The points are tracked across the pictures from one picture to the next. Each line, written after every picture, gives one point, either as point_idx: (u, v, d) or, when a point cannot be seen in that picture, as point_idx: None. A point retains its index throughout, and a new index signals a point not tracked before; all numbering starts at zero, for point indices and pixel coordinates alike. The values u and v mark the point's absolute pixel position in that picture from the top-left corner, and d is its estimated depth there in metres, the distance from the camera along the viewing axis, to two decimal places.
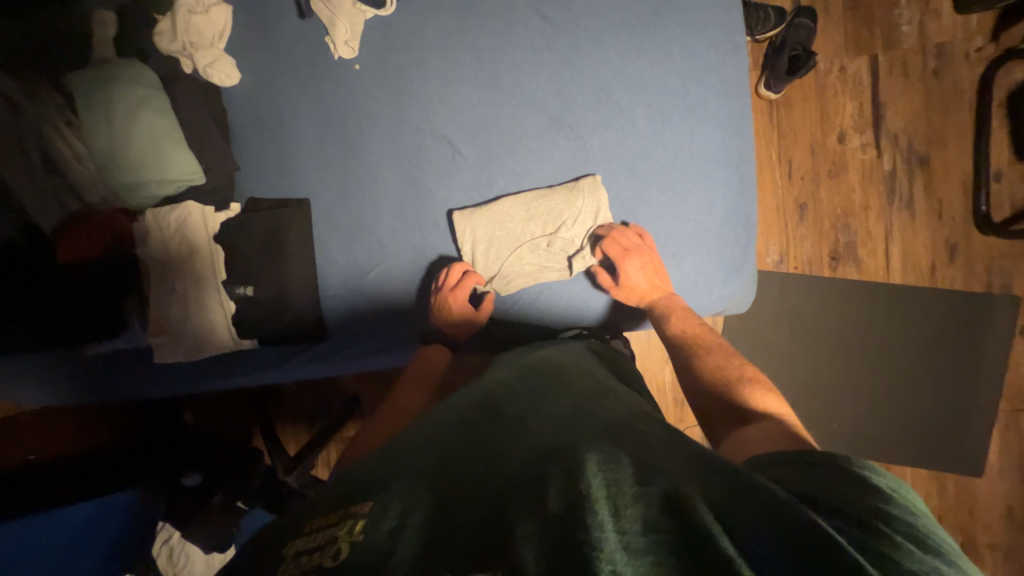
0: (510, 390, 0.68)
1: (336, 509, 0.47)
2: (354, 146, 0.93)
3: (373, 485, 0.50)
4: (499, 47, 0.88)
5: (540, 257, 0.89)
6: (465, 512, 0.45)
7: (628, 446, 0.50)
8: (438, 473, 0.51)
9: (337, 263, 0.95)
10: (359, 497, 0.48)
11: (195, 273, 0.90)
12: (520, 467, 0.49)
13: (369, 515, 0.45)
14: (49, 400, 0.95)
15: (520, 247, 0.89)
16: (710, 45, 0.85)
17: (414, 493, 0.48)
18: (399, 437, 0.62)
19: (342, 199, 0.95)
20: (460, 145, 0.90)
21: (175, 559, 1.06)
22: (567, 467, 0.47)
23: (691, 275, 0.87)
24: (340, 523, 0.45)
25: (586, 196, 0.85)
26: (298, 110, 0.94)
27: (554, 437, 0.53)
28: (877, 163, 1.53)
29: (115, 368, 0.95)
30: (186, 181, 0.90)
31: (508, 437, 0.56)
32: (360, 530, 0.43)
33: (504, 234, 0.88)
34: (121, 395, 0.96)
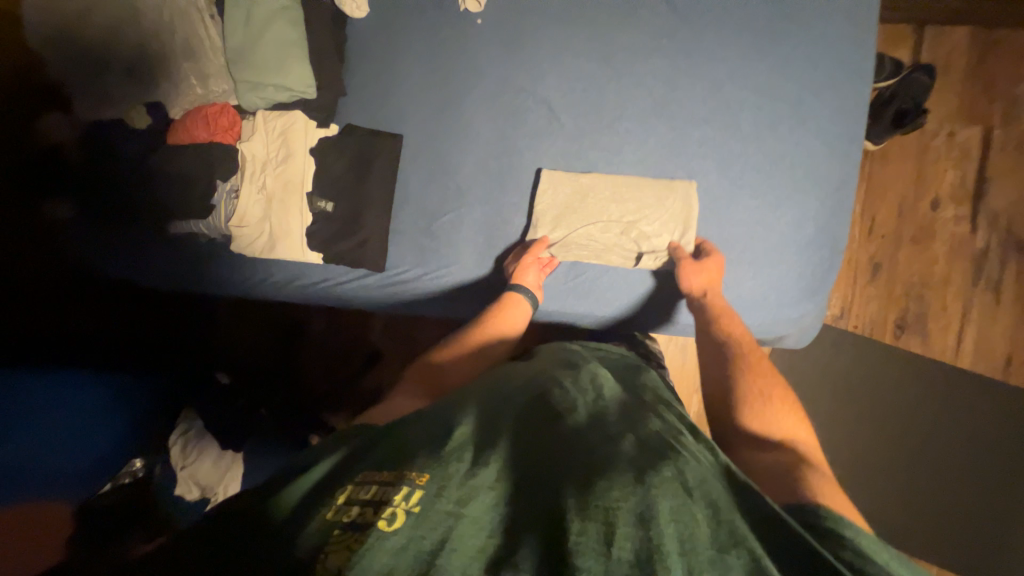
0: (568, 394, 0.70)
1: (391, 471, 0.51)
2: (457, 94, 0.96)
3: (430, 458, 0.53)
4: (621, 27, 0.89)
5: (609, 241, 0.90)
6: (517, 516, 0.49)
7: (697, 497, 0.51)
8: (495, 464, 0.54)
9: (415, 201, 0.98)
10: (413, 466, 0.52)
11: (286, 177, 0.94)
12: (582, 483, 0.51)
13: (424, 490, 0.49)
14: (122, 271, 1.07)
15: (594, 224, 0.90)
16: (834, 64, 0.84)
17: (469, 481, 0.51)
18: (449, 410, 0.65)
19: (433, 142, 0.97)
20: (559, 113, 0.92)
21: (188, 451, 1.02)
22: (635, 505, 0.48)
23: (763, 288, 0.85)
24: (392, 486, 0.49)
25: (677, 196, 0.86)
26: (414, 50, 0.97)
27: (616, 462, 0.55)
28: (968, 238, 1.45)
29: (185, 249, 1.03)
30: (297, 93, 0.95)
31: (567, 448, 0.58)
32: (414, 500, 0.47)
33: (583, 208, 0.90)
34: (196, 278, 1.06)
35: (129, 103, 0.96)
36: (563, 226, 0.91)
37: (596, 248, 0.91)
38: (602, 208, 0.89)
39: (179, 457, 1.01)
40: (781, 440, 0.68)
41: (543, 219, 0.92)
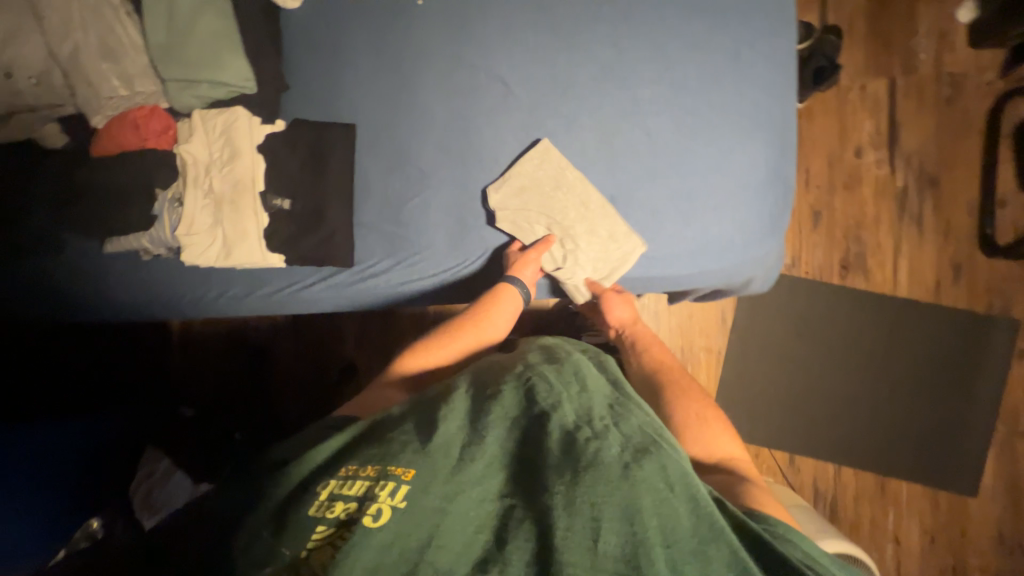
0: (555, 377, 0.71)
1: (377, 468, 0.53)
2: (407, 77, 0.94)
3: (418, 454, 0.54)
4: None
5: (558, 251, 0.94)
6: (500, 507, 0.54)
7: (677, 492, 0.57)
8: (482, 455, 0.56)
9: (377, 190, 0.95)
10: (396, 460, 0.54)
11: (234, 177, 0.88)
12: (569, 473, 0.55)
13: (410, 485, 0.51)
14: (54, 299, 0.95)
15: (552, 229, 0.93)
16: (762, 18, 0.90)
17: (457, 479, 0.54)
18: (438, 399, 0.65)
19: (388, 128, 0.95)
20: (513, 86, 0.92)
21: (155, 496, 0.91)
22: (619, 504, 0.53)
23: (729, 232, 0.89)
24: (376, 484, 0.51)
25: (623, 244, 0.89)
26: (356, 37, 0.95)
27: (604, 451, 0.58)
28: (890, 179, 1.60)
29: (129, 267, 0.95)
30: (237, 88, 0.90)
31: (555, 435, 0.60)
32: (400, 498, 0.50)
33: (553, 193, 0.90)
34: (143, 300, 0.97)
35: (43, 113, 0.87)
36: (533, 198, 0.91)
37: (572, 220, 0.91)
38: (575, 190, 0.90)
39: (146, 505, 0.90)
40: (721, 460, 0.78)
41: (514, 196, 0.91)
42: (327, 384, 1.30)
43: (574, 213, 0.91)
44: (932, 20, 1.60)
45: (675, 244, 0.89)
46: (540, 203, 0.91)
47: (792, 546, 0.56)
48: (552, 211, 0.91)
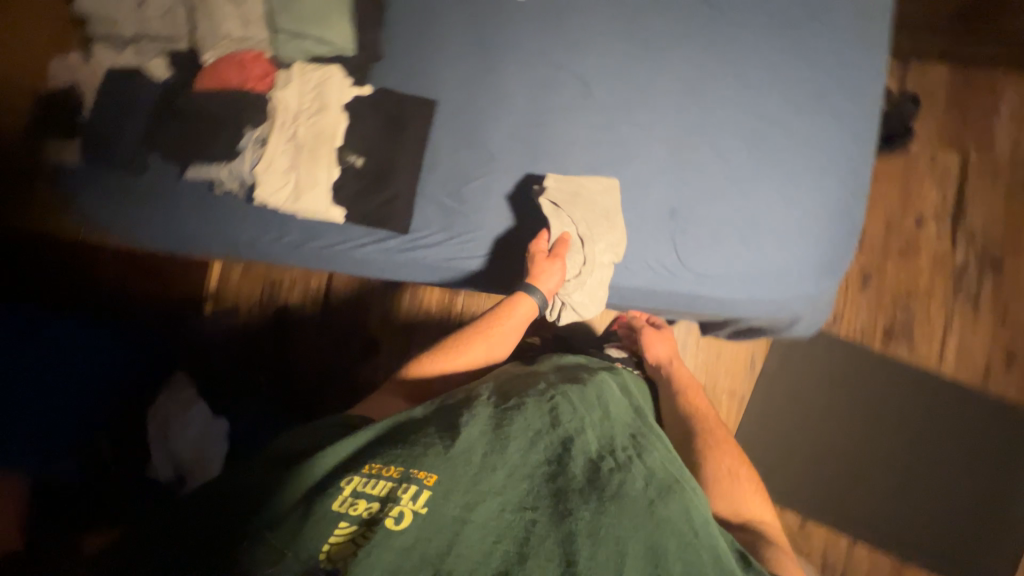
0: (580, 398, 0.70)
1: (400, 469, 0.53)
2: (494, 66, 0.99)
3: (441, 461, 0.54)
4: (656, 14, 0.94)
5: (578, 265, 0.89)
6: (523, 519, 0.52)
7: (699, 536, 0.58)
8: (504, 467, 0.56)
9: (445, 165, 0.97)
10: (417, 464, 0.54)
11: (317, 128, 0.92)
12: (593, 501, 0.55)
13: (433, 490, 0.51)
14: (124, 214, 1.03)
15: (580, 242, 0.88)
16: (849, 64, 0.91)
17: (480, 488, 0.53)
18: (458, 406, 0.64)
19: (467, 109, 0.99)
20: (593, 89, 0.95)
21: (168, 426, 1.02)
22: (645, 540, 0.54)
23: (786, 261, 0.87)
24: (399, 486, 0.51)
25: (598, 298, 0.90)
26: (453, 22, 1.00)
27: (628, 486, 0.58)
28: (949, 253, 1.55)
29: (203, 197, 1.00)
30: (338, 49, 0.97)
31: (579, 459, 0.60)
32: (422, 505, 0.50)
33: (598, 217, 0.87)
34: (210, 229, 1.03)
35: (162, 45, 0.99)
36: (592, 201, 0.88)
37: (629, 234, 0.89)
38: (619, 231, 0.88)
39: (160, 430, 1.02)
40: (749, 517, 0.77)
41: (566, 195, 0.89)
42: (350, 353, 1.31)
43: (604, 246, 0.88)
44: (1014, 103, 1.58)
45: (730, 265, 0.87)
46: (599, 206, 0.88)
47: None
48: (592, 232, 0.87)
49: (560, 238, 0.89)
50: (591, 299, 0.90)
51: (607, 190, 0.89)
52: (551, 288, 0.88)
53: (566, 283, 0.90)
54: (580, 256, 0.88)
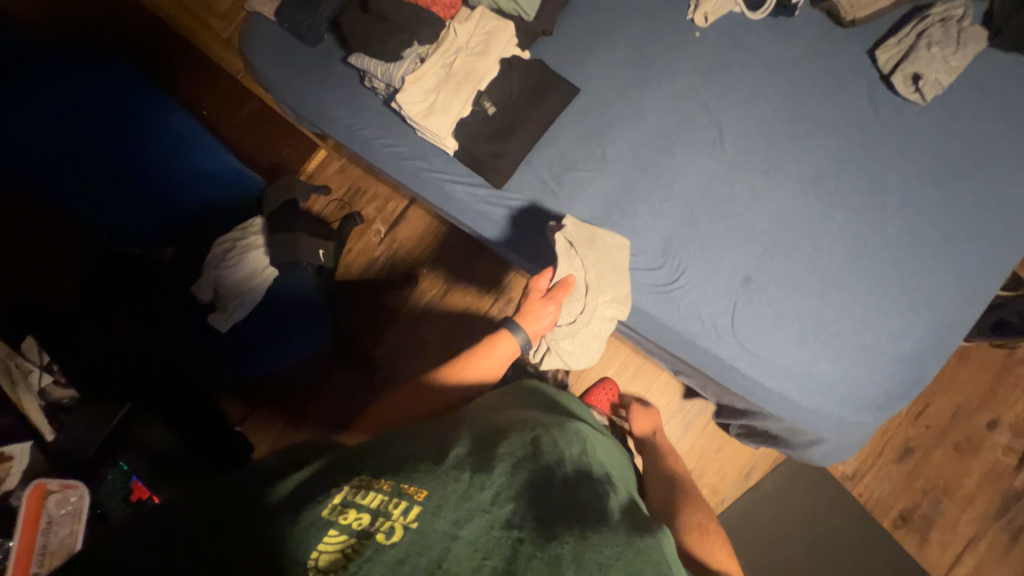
0: (557, 424, 0.65)
1: (386, 478, 0.46)
2: (644, 82, 1.02)
3: (426, 472, 0.47)
4: (818, 99, 0.94)
5: (572, 316, 0.92)
6: (508, 537, 0.43)
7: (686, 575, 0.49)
8: (491, 487, 0.46)
9: (559, 147, 1.03)
10: (400, 474, 0.47)
11: (471, 67, 0.99)
12: (577, 528, 0.46)
13: (422, 506, 0.43)
14: (287, 79, 1.26)
15: (581, 296, 0.91)
16: (993, 226, 0.87)
17: (468, 503, 0.44)
18: (440, 434, 0.57)
19: (602, 109, 1.03)
20: (728, 139, 0.96)
21: (228, 256, 1.01)
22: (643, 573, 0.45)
23: (836, 377, 0.83)
24: (388, 499, 0.44)
25: (582, 354, 0.94)
26: (628, 31, 1.06)
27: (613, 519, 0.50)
28: (1009, 471, 1.41)
29: (361, 92, 1.19)
30: (519, 12, 1.02)
31: (563, 481, 0.52)
32: (412, 519, 0.42)
33: (607, 269, 0.91)
34: (349, 119, 1.19)
35: None
36: (654, 232, 0.94)
37: (690, 279, 0.90)
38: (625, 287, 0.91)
39: (220, 258, 1.00)
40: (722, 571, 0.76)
41: (582, 239, 0.92)
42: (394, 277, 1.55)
43: (605, 299, 0.91)
44: None
45: (778, 354, 0.85)
46: (661, 241, 0.93)
47: None
48: (596, 283, 0.90)
49: (564, 281, 0.89)
50: (580, 349, 0.93)
51: (619, 247, 0.92)
52: (540, 330, 0.87)
53: (557, 327, 0.92)
54: (579, 306, 0.91)
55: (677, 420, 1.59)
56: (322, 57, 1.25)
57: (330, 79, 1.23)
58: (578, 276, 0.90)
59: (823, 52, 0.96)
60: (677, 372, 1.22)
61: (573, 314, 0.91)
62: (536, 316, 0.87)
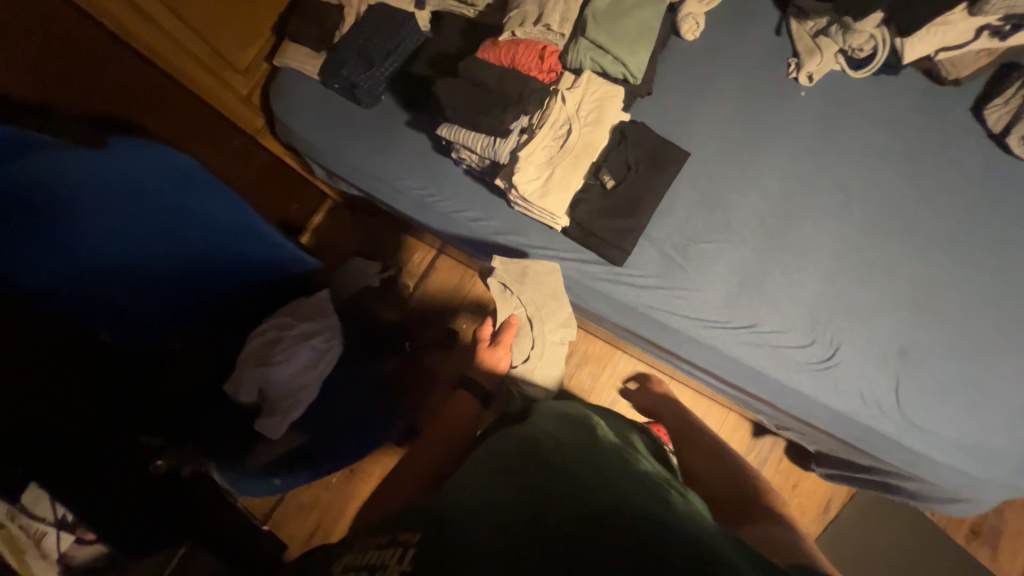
0: (550, 435, 0.70)
1: (387, 535, 0.58)
2: (755, 142, 0.99)
3: (408, 521, 0.59)
4: (930, 156, 0.95)
5: (523, 353, 1.03)
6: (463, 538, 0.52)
7: (636, 512, 0.48)
8: (451, 507, 0.57)
9: (677, 215, 0.96)
10: (403, 528, 0.58)
11: (587, 139, 0.91)
12: (513, 506, 0.54)
13: (406, 547, 0.54)
14: (335, 143, 1.10)
15: (526, 334, 1.03)
16: None
17: (436, 527, 0.55)
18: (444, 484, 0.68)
19: (716, 170, 0.98)
20: (852, 201, 0.94)
21: (273, 348, 0.97)
22: (574, 526, 0.47)
23: (1007, 444, 0.82)
24: (391, 550, 0.55)
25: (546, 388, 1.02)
26: (727, 89, 1.02)
27: (557, 490, 0.54)
28: None
29: (436, 158, 1.07)
30: (626, 74, 0.93)
31: (520, 477, 0.59)
32: (405, 562, 0.52)
33: (545, 298, 1.00)
34: (423, 189, 1.06)
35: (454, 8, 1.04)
36: (796, 305, 0.90)
37: (846, 354, 0.87)
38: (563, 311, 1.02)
39: (267, 351, 0.97)
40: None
41: (515, 275, 1.00)
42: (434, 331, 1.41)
43: (550, 326, 1.03)
44: None
45: (949, 427, 0.83)
46: (806, 315, 0.89)
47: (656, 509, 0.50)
48: (538, 314, 1.02)
49: (507, 323, 1.01)
50: (542, 378, 1.02)
51: (551, 273, 0.97)
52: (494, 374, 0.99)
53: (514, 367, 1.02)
54: (528, 342, 1.02)
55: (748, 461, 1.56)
56: (379, 118, 1.10)
57: (391, 142, 1.09)
58: (519, 314, 1.02)
59: (927, 109, 0.97)
60: (779, 428, 1.20)
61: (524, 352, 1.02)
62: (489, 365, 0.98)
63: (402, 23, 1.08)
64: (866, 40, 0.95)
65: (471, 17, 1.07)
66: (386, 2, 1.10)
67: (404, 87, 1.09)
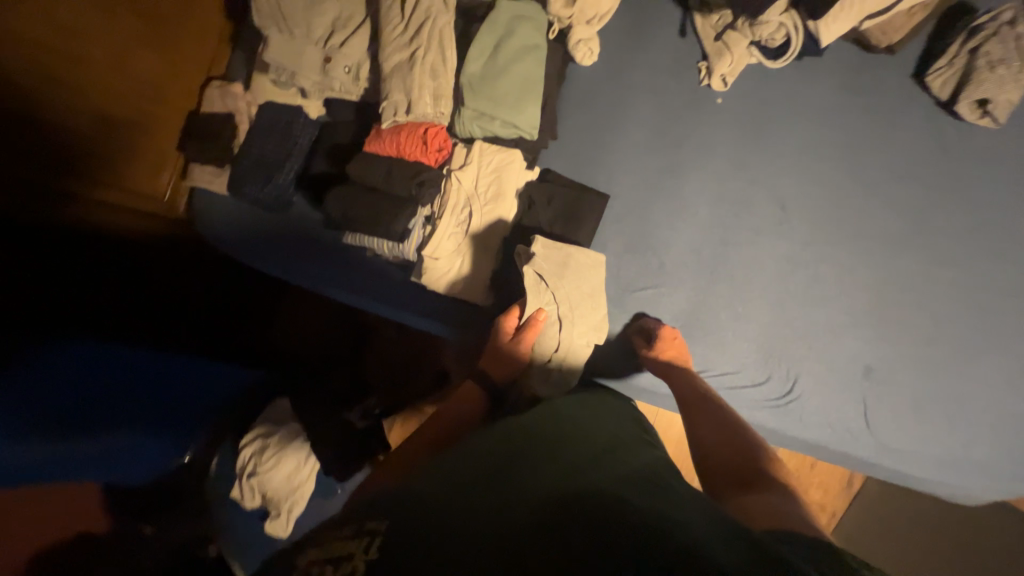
0: (547, 420, 0.66)
1: (358, 522, 0.49)
2: (679, 166, 0.91)
3: (391, 500, 0.51)
4: (871, 140, 0.85)
5: (544, 350, 0.85)
6: (463, 517, 0.45)
7: (660, 497, 0.46)
8: (444, 486, 0.51)
9: (607, 267, 0.91)
10: (376, 516, 0.48)
11: (494, 218, 0.87)
12: (525, 487, 0.48)
13: (382, 534, 0.45)
14: (245, 245, 1.05)
15: (551, 325, 0.85)
16: None
17: (424, 511, 0.47)
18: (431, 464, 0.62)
19: (640, 207, 0.91)
20: (794, 212, 0.86)
21: (264, 455, 0.98)
22: (601, 506, 0.43)
23: (989, 452, 0.78)
24: (357, 540, 0.45)
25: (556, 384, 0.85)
26: (638, 112, 0.94)
27: (569, 478, 0.50)
28: None
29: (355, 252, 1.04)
30: (521, 133, 0.87)
31: (524, 461, 0.55)
32: (376, 551, 0.43)
33: (582, 297, 0.85)
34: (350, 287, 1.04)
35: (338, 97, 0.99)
36: (746, 341, 0.85)
37: (807, 386, 0.82)
38: (600, 316, 0.86)
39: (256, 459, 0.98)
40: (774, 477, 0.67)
41: (555, 264, 0.84)
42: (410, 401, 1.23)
43: (579, 330, 0.86)
44: None
45: (929, 445, 0.78)
46: (758, 351, 0.84)
47: (679, 498, 0.47)
48: (570, 314, 0.85)
49: (533, 318, 0.84)
50: (552, 390, 0.85)
51: (593, 264, 0.86)
52: (509, 371, 0.84)
53: (529, 370, 0.85)
54: (552, 344, 0.85)
55: None
56: (285, 224, 1.05)
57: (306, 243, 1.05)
58: (550, 310, 0.85)
59: (861, 87, 0.86)
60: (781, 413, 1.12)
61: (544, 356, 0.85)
62: (511, 358, 0.84)
63: (293, 120, 1.04)
64: (776, 29, 0.84)
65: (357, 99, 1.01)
66: (274, 100, 1.06)
67: (311, 184, 1.04)
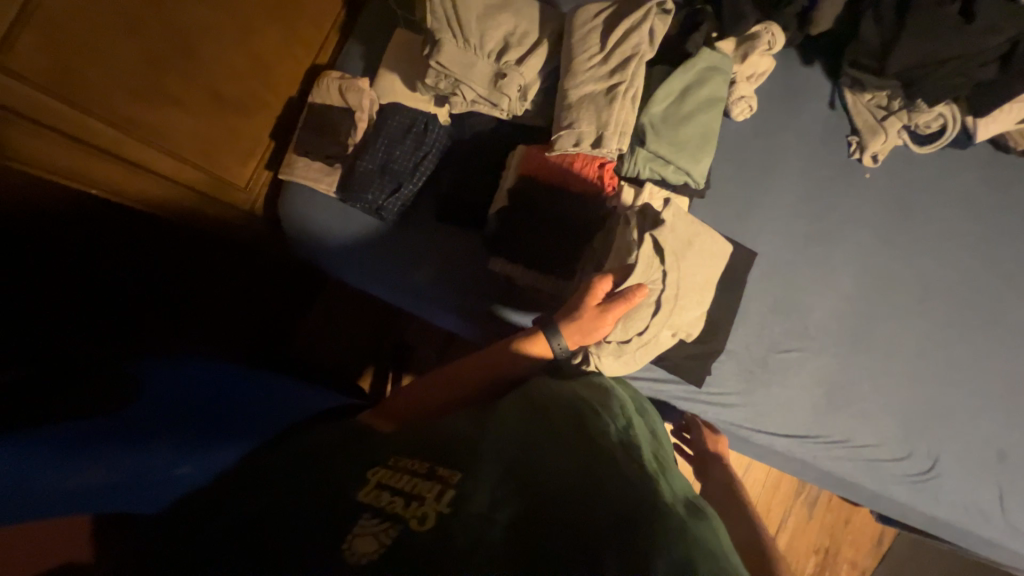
0: (598, 404, 0.67)
1: (426, 463, 0.52)
2: (823, 232, 0.93)
3: (455, 451, 0.54)
4: (1000, 234, 0.92)
5: (630, 327, 0.78)
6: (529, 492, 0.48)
7: (709, 534, 0.49)
8: (508, 453, 0.54)
9: (752, 325, 0.89)
10: (444, 463, 0.52)
11: None
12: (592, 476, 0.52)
13: (455, 489, 0.48)
14: (338, 255, 0.94)
15: (649, 306, 0.78)
16: None
17: (500, 482, 0.49)
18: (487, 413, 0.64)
19: (785, 267, 0.92)
20: (932, 292, 0.90)
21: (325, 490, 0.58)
22: (658, 522, 0.46)
23: None
24: (429, 484, 0.48)
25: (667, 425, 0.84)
26: (786, 174, 0.95)
27: (627, 481, 0.52)
28: None
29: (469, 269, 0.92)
30: (690, 181, 0.85)
31: (581, 440, 0.57)
32: (448, 504, 0.46)
33: (692, 288, 0.80)
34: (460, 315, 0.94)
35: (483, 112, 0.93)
36: (889, 415, 0.86)
37: (948, 465, 0.84)
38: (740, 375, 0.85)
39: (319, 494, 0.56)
40: None
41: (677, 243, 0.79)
42: None
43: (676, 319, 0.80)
44: None
45: None
46: (901, 426, 0.85)
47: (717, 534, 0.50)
48: (671, 300, 0.78)
49: (632, 292, 0.75)
50: (622, 367, 0.79)
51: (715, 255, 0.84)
52: (585, 337, 0.76)
53: (604, 342, 0.78)
54: (641, 322, 0.77)
55: (802, 504, 1.47)
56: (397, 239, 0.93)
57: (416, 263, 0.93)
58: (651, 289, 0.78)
59: (992, 185, 0.93)
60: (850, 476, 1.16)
61: (629, 334, 0.78)
62: (592, 322, 0.75)
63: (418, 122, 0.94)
64: (934, 117, 0.89)
65: (504, 117, 0.91)
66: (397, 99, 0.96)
67: (434, 197, 0.94)
